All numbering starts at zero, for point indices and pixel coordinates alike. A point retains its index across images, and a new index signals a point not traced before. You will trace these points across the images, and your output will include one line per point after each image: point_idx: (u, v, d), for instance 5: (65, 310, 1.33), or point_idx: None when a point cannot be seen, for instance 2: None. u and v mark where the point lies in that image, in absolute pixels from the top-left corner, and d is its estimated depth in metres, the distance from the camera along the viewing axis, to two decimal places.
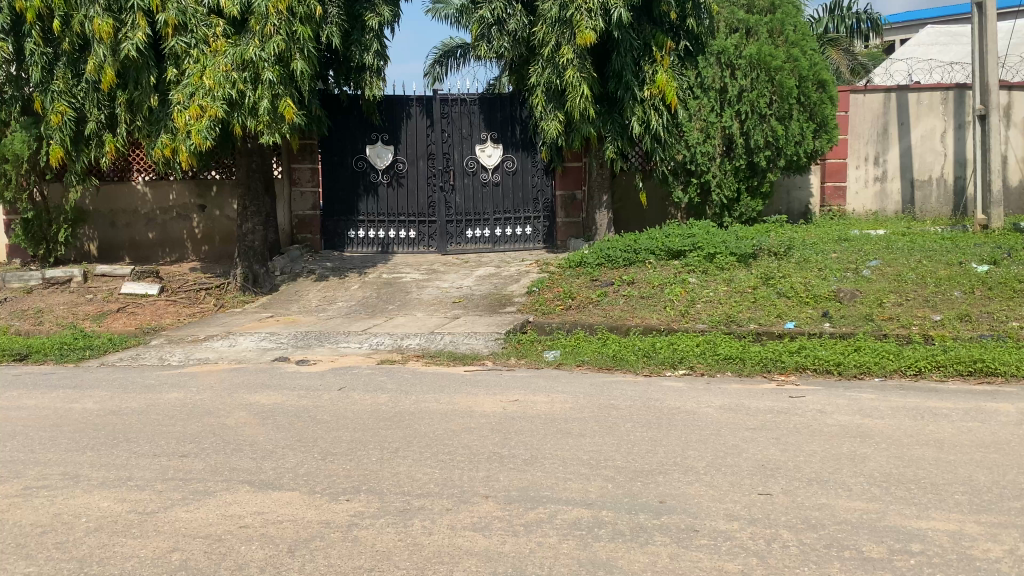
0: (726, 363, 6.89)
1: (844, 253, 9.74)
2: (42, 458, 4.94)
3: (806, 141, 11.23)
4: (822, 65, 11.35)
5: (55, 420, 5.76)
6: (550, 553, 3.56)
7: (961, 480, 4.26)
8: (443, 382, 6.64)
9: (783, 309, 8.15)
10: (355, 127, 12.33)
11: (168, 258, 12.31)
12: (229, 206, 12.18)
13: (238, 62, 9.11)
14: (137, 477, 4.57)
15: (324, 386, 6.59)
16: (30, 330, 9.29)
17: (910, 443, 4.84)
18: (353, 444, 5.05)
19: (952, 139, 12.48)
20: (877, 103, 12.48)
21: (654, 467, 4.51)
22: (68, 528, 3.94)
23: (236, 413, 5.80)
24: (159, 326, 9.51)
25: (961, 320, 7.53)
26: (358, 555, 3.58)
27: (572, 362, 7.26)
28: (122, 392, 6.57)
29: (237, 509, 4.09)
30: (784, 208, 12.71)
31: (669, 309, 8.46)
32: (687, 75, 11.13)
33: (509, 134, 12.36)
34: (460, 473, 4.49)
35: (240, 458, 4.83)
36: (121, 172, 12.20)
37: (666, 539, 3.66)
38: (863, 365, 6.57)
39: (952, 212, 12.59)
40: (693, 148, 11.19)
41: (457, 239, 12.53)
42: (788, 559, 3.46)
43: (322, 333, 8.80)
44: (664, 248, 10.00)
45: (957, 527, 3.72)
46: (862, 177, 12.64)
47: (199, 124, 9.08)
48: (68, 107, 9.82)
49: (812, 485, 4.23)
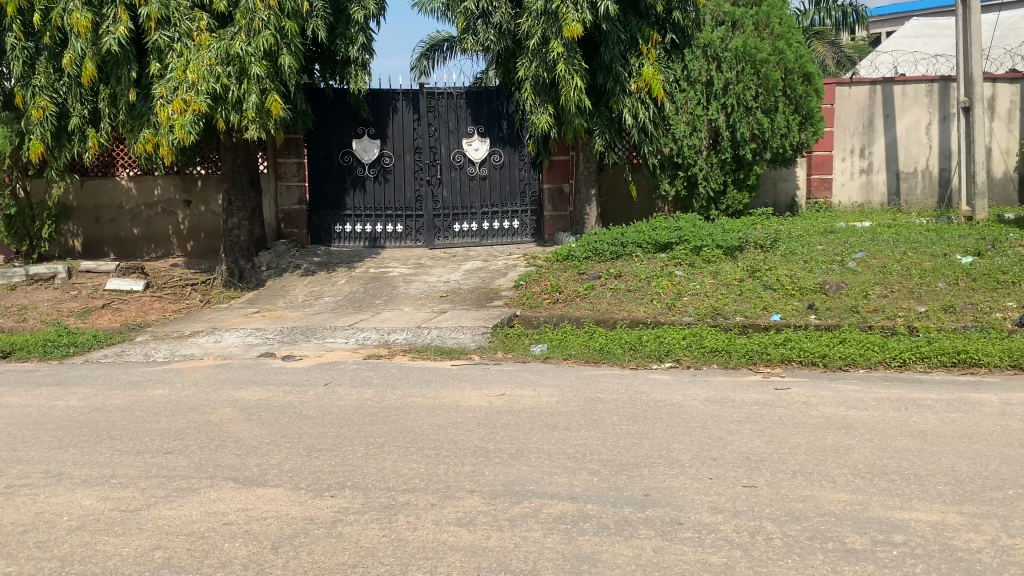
0: (712, 355, 6.91)
1: (830, 245, 9.78)
2: (23, 456, 4.89)
3: (792, 134, 11.22)
4: (809, 57, 11.29)
5: (39, 418, 5.72)
6: (535, 547, 3.56)
7: (944, 470, 4.29)
8: (430, 377, 6.63)
9: (769, 302, 8.16)
10: (340, 121, 12.28)
11: (153, 254, 12.24)
12: (214, 201, 12.11)
13: (222, 57, 9.02)
14: (120, 475, 4.54)
15: (310, 381, 6.57)
16: (14, 328, 9.22)
17: (894, 434, 4.87)
18: (339, 439, 5.03)
19: (937, 131, 12.55)
20: (862, 95, 12.51)
21: (639, 461, 4.52)
22: (50, 526, 3.91)
23: (221, 410, 5.77)
24: (145, 321, 9.46)
25: (946, 312, 7.57)
26: (342, 551, 3.57)
27: (559, 356, 7.26)
28: (105, 389, 6.52)
29: (221, 506, 4.07)
30: (771, 201, 12.73)
31: (656, 302, 8.48)
32: (673, 68, 11.18)
33: (495, 128, 12.34)
34: (445, 469, 4.49)
35: (225, 455, 4.80)
36: (105, 167, 12.12)
37: (651, 533, 3.67)
38: (848, 356, 6.60)
39: (936, 203, 12.68)
40: (680, 142, 11.22)
41: (444, 233, 12.50)
42: (772, 552, 3.47)
43: (309, 328, 8.78)
44: (651, 241, 10.00)
45: (940, 518, 3.73)
46: (848, 169, 12.67)
47: (182, 118, 9.01)
48: (49, 101, 9.75)
49: (796, 477, 4.25)
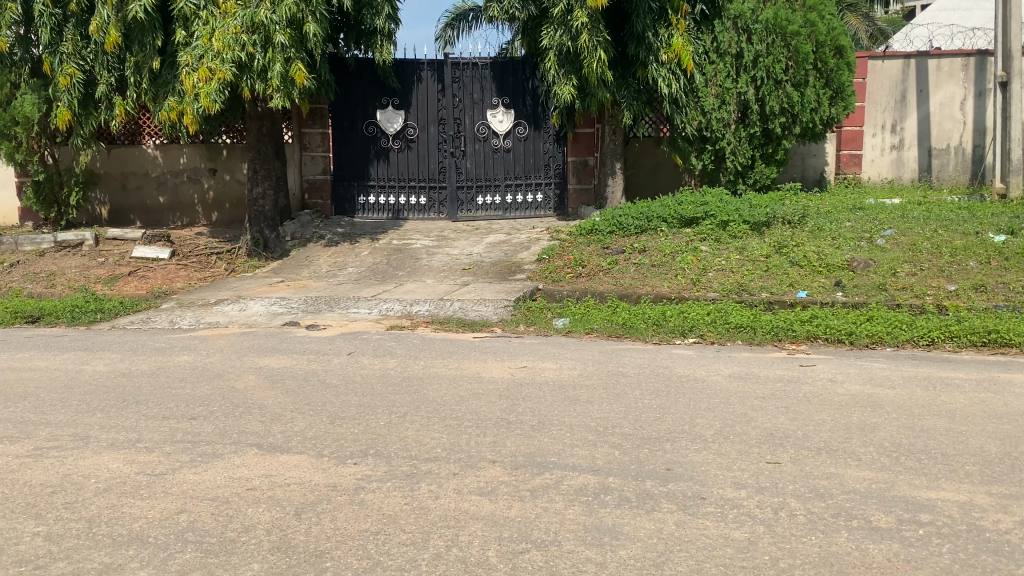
0: (737, 331, 6.85)
1: (859, 221, 9.63)
2: (52, 419, 4.96)
3: (823, 108, 10.99)
4: (842, 30, 10.99)
5: (67, 382, 5.80)
6: (556, 518, 3.55)
7: (973, 450, 4.23)
8: (451, 348, 6.63)
9: (796, 278, 8.06)
10: (365, 91, 12.23)
11: (178, 222, 12.31)
12: (239, 170, 12.15)
13: (248, 25, 8.98)
14: (145, 439, 4.59)
15: (334, 350, 6.61)
16: (42, 293, 9.35)
17: (921, 413, 4.80)
18: (362, 408, 5.06)
19: (972, 107, 12.26)
20: (896, 70, 12.28)
21: (662, 435, 4.50)
22: (78, 488, 3.96)
23: (245, 377, 5.82)
24: (171, 289, 9.54)
25: (976, 291, 7.44)
26: (364, 518, 3.59)
27: (581, 330, 7.23)
28: (131, 355, 6.60)
29: (245, 472, 4.11)
30: (798, 175, 12.52)
31: (681, 277, 8.41)
32: (702, 39, 10.98)
33: (521, 101, 12.24)
34: (468, 439, 4.49)
35: (249, 422, 4.84)
36: (132, 135, 12.18)
37: (672, 507, 3.65)
38: (875, 334, 6.53)
39: (969, 180, 12.41)
40: (709, 114, 11.07)
41: (467, 206, 12.46)
42: (795, 528, 3.44)
43: (333, 298, 8.81)
44: (677, 216, 9.89)
45: (968, 499, 3.68)
46: (878, 145, 12.45)
47: (208, 87, 9.00)
48: (77, 69, 9.81)
49: (821, 454, 4.21)
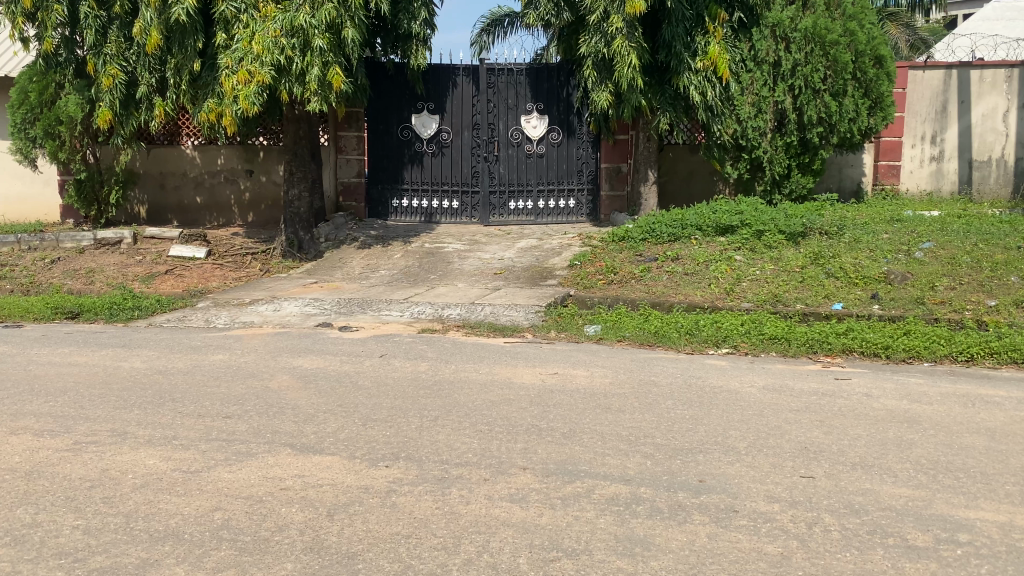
0: (771, 343, 6.78)
1: (897, 233, 9.51)
2: (90, 414, 5.05)
3: (861, 118, 10.87)
4: (881, 39, 10.89)
5: (105, 378, 5.90)
6: (587, 527, 3.55)
7: (1013, 470, 4.15)
8: (483, 353, 6.65)
9: (832, 290, 7.97)
10: (401, 95, 12.31)
11: (215, 222, 12.49)
12: (276, 171, 12.30)
13: (288, 29, 9.10)
14: (181, 437, 4.65)
15: (366, 352, 6.65)
16: (82, 290, 9.53)
17: (960, 430, 4.72)
18: (394, 411, 5.09)
19: (1015, 119, 12.01)
20: (937, 80, 12.12)
21: (694, 446, 4.47)
22: (116, 483, 4.03)
23: (279, 377, 5.89)
24: (206, 288, 9.67)
25: (1017, 306, 7.29)
26: (395, 521, 3.61)
27: (613, 338, 7.21)
28: (168, 352, 6.70)
29: (279, 472, 4.14)
30: (835, 187, 12.32)
31: (714, 286, 8.37)
32: (740, 47, 10.87)
33: (554, 106, 12.26)
34: (498, 444, 4.50)
35: (282, 422, 4.89)
36: (171, 135, 12.35)
37: (704, 519, 3.63)
38: (912, 349, 6.44)
39: (1012, 193, 12.13)
40: (744, 123, 10.98)
41: (499, 210, 12.47)
42: (830, 544, 3.40)
43: (366, 300, 8.86)
44: (712, 224, 9.82)
45: (1007, 519, 3.61)
46: (917, 157, 12.30)
47: (247, 89, 9.16)
48: (120, 70, 9.95)
49: (856, 470, 4.15)
